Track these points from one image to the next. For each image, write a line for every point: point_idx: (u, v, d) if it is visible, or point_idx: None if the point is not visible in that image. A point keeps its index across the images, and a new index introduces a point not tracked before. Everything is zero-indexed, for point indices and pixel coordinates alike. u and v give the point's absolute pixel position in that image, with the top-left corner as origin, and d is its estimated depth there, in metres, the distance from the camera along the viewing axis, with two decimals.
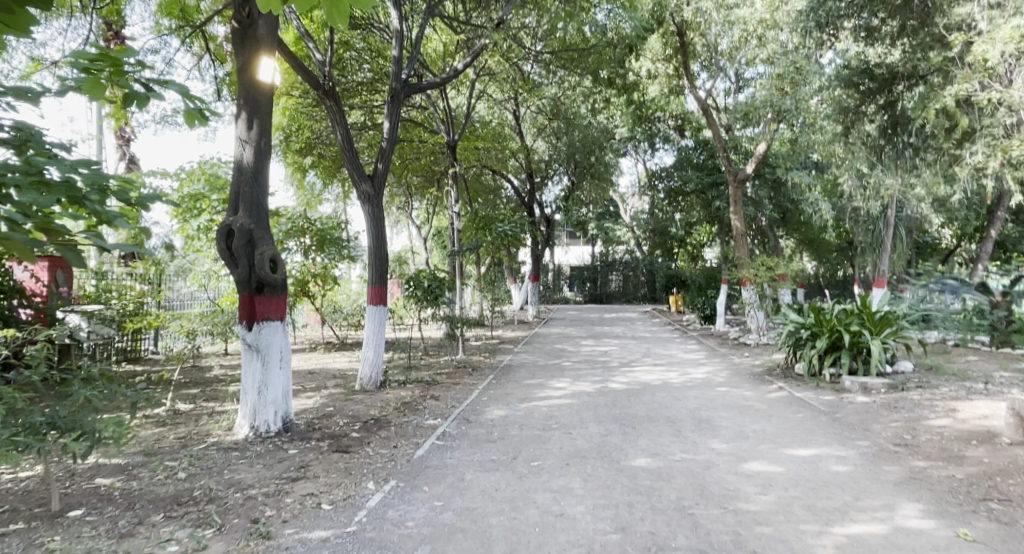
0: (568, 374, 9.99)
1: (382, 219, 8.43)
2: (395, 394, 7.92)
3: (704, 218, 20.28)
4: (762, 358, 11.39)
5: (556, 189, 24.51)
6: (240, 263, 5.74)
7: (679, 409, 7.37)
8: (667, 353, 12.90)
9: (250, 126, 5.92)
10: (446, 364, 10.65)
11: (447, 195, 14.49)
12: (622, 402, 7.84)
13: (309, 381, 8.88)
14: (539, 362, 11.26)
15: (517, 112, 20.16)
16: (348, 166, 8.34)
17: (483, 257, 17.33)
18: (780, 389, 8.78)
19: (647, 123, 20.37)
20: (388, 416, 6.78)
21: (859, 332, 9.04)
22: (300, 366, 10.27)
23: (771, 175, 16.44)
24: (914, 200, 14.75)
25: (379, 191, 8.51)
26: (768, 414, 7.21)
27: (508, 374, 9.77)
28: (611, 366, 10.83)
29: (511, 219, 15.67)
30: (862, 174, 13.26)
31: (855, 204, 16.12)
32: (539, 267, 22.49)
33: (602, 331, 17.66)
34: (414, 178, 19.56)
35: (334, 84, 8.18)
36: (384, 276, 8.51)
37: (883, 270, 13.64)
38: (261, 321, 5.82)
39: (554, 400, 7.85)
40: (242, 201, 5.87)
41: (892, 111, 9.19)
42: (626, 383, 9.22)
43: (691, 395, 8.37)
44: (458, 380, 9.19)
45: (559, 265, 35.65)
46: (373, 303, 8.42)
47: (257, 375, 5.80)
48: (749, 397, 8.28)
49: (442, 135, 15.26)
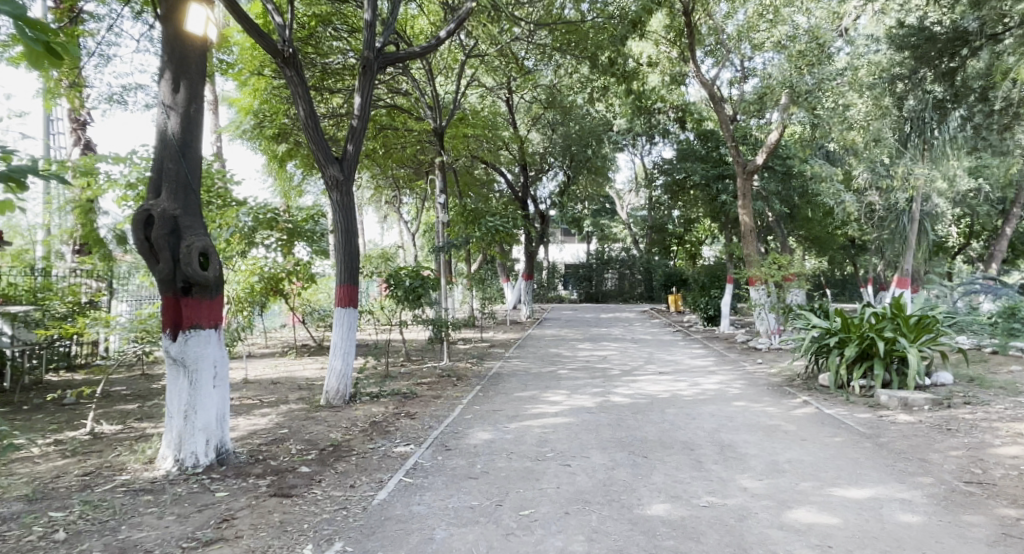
0: (565, 385, 8.91)
1: (352, 208, 7.34)
2: (365, 411, 6.83)
3: (707, 214, 19.16)
4: (779, 367, 10.32)
5: (551, 184, 23.38)
6: (161, 257, 4.63)
7: (696, 431, 6.30)
8: (672, 359, 11.83)
9: (176, 89, 4.81)
10: (428, 372, 9.52)
11: (435, 186, 13.31)
12: (627, 421, 6.75)
13: (268, 394, 7.74)
14: (533, 369, 10.16)
15: (511, 101, 19.02)
16: (312, 147, 7.22)
17: (473, 253, 16.21)
18: (805, 404, 7.73)
19: (646, 115, 19.30)
20: (351, 441, 5.68)
21: (893, 339, 8.00)
22: (264, 374, 9.12)
23: (780, 167, 15.37)
24: (936, 193, 13.70)
25: (349, 175, 7.41)
26: (802, 438, 6.14)
27: (497, 385, 8.66)
28: (612, 375, 9.75)
29: (502, 213, 14.59)
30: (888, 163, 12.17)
31: (871, 197, 15.09)
32: (533, 264, 21.34)
33: (599, 333, 16.53)
34: (401, 170, 18.42)
35: (295, 51, 7.06)
36: (354, 274, 7.41)
37: (906, 269, 12.58)
38: (187, 329, 4.70)
39: (549, 418, 6.77)
40: (165, 181, 4.75)
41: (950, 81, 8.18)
42: (631, 396, 8.14)
43: (706, 411, 7.30)
44: (440, 392, 8.08)
45: (553, 264, 34.50)
46: (341, 305, 7.32)
47: (183, 396, 4.71)
48: (773, 415, 7.21)
49: (428, 121, 14.10)
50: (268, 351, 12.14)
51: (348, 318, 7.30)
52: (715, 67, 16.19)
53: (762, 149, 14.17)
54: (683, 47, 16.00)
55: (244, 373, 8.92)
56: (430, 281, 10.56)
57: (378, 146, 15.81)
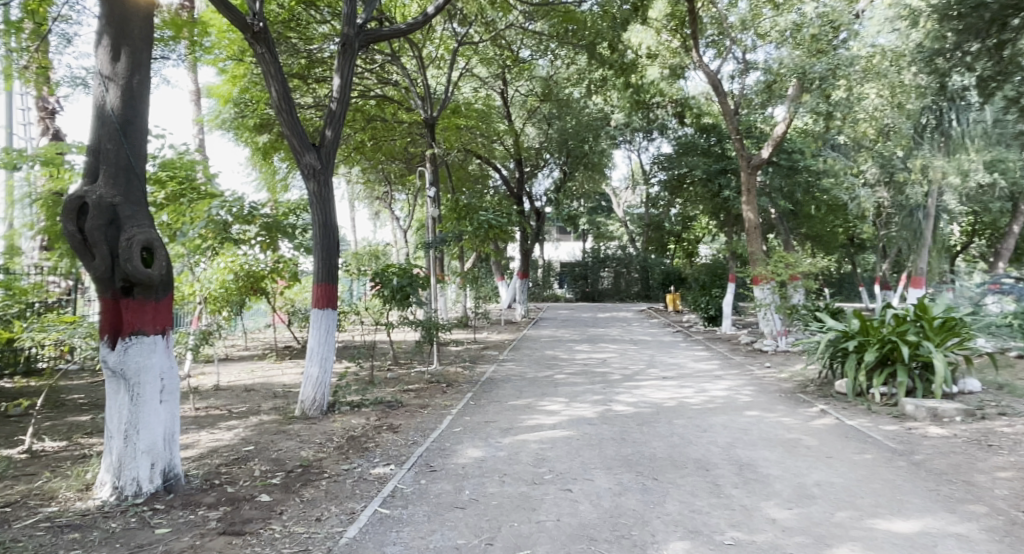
0: (564, 392, 8.29)
1: (329, 200, 6.70)
2: (343, 424, 6.18)
3: (708, 212, 18.56)
4: (789, 372, 9.72)
5: (547, 181, 22.77)
6: (97, 253, 3.98)
7: (709, 447, 5.68)
8: (674, 362, 11.23)
9: (116, 58, 4.15)
10: (416, 378, 8.87)
11: (426, 180, 12.58)
12: (633, 434, 6.13)
13: (239, 403, 7.06)
14: (528, 374, 9.53)
15: (506, 93, 18.38)
16: (286, 132, 6.56)
17: (466, 251, 15.57)
18: (824, 415, 7.14)
19: (644, 110, 18.70)
20: (324, 460, 5.03)
21: (917, 342, 7.46)
22: (239, 379, 8.46)
23: (786, 162, 14.78)
24: (949, 188, 13.13)
25: (327, 164, 6.76)
26: (827, 454, 5.53)
27: (489, 392, 8.02)
28: (613, 380, 9.14)
29: (496, 209, 13.97)
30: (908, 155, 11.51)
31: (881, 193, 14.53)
32: (528, 262, 20.71)
33: (597, 334, 15.89)
34: (392, 164, 17.76)
35: (266, 26, 6.37)
36: (333, 272, 6.77)
37: (920, 267, 11.99)
38: (127, 336, 4.04)
39: (546, 432, 6.13)
40: (102, 165, 4.08)
41: (999, 56, 7.87)
42: (635, 405, 7.52)
43: (718, 423, 6.67)
44: (428, 400, 7.44)
45: (549, 262, 33.92)
46: (318, 307, 6.68)
47: (122, 414, 4.05)
48: (791, 427, 6.60)
49: (419, 112, 13.44)
50: (247, 353, 11.44)
51: (327, 320, 6.67)
52: (717, 58, 15.61)
53: (768, 143, 13.58)
54: (684, 36, 15.40)
55: (216, 379, 8.23)
56: (420, 281, 9.92)
57: (366, 138, 15.09)
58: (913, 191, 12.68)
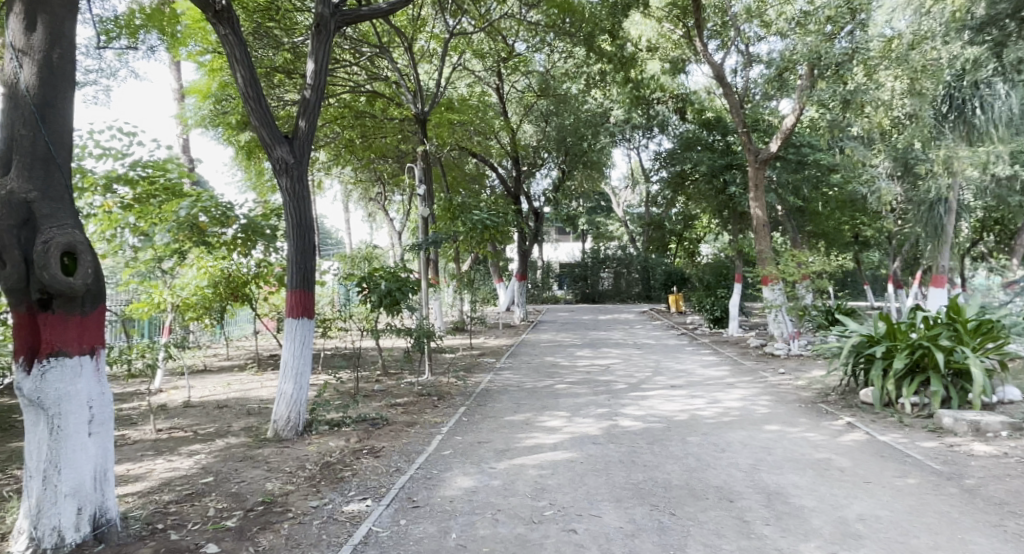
0: (565, 404, 7.65)
1: (304, 199, 6.05)
2: (319, 448, 5.51)
3: (712, 210, 17.89)
4: (807, 379, 9.07)
5: (545, 180, 22.12)
6: (6, 259, 3.32)
7: (731, 472, 5.03)
8: (682, 368, 10.57)
9: (31, 28, 3.51)
10: (405, 390, 8.21)
11: (417, 177, 11.90)
12: (643, 455, 5.48)
13: (207, 423, 6.39)
14: (527, 384, 8.88)
15: (501, 88, 17.73)
16: (255, 122, 5.91)
17: (461, 252, 14.90)
18: (852, 429, 6.50)
19: (645, 105, 18.08)
20: (292, 494, 4.38)
21: (951, 348, 6.83)
22: (213, 394, 7.79)
23: (796, 156, 14.12)
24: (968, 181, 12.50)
25: (301, 158, 6.12)
26: (864, 479, 4.89)
27: (483, 406, 7.36)
28: (617, 390, 8.49)
29: (492, 208, 13.32)
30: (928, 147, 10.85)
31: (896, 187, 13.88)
32: (526, 264, 20.02)
33: (598, 338, 15.21)
34: (384, 162, 17.09)
35: (230, 3, 5.70)
36: (309, 278, 6.12)
37: (941, 265, 11.35)
38: (46, 357, 3.40)
39: (546, 454, 5.47)
40: (14, 153, 3.43)
41: None
42: (643, 420, 6.86)
43: (736, 440, 6.02)
44: (417, 417, 6.77)
45: (548, 263, 33.22)
46: (292, 315, 6.03)
47: (39, 451, 3.40)
48: (818, 444, 5.95)
49: (409, 107, 12.82)
50: (227, 363, 10.75)
51: (304, 327, 6.03)
52: (721, 49, 14.96)
53: (777, 136, 12.98)
54: (687, 26, 14.74)
55: (186, 394, 7.56)
56: (409, 285, 9.27)
57: (354, 135, 14.47)
58: (932, 184, 12.02)
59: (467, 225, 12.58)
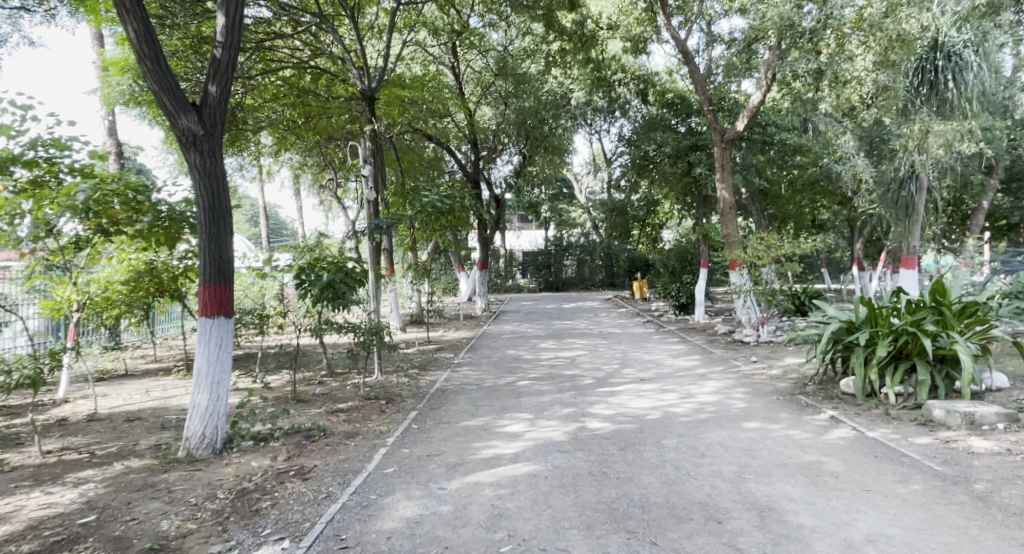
0: (527, 404, 6.96)
1: (216, 178, 5.21)
2: (237, 470, 4.69)
3: (676, 193, 17.38)
4: (782, 368, 8.57)
5: (506, 166, 21.36)
6: None
7: (715, 483, 4.41)
8: (651, 359, 10.00)
9: None
10: (350, 393, 7.40)
11: (358, 153, 10.72)
12: (615, 465, 4.83)
13: (109, 441, 5.50)
14: (486, 382, 8.17)
15: (457, 67, 16.85)
16: (153, 85, 5.01)
17: (415, 240, 14.04)
18: (837, 423, 5.98)
19: (606, 87, 17.47)
20: (191, 536, 3.58)
21: (937, 333, 6.36)
22: (126, 404, 6.86)
23: (762, 137, 13.73)
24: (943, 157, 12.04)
25: (213, 129, 5.25)
26: (862, 487, 4.32)
27: (436, 410, 6.62)
28: (583, 386, 7.85)
29: (447, 192, 12.50)
30: (900, 122, 10.46)
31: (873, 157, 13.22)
32: (487, 252, 19.24)
33: (562, 328, 14.57)
34: (332, 146, 16.05)
35: None
36: (226, 270, 5.29)
37: (913, 246, 10.99)
38: None
39: (505, 467, 4.77)
40: None
41: None
42: (612, 420, 6.21)
43: (716, 442, 5.42)
44: (359, 426, 5.98)
45: (511, 251, 32.44)
46: (206, 315, 5.19)
47: None
48: (804, 443, 5.39)
49: (356, 83, 11.90)
50: (154, 367, 9.73)
51: (223, 327, 5.24)
52: (684, 26, 14.38)
53: (744, 114, 12.49)
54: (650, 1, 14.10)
55: (93, 406, 6.62)
56: (355, 276, 8.43)
57: (297, 114, 13.47)
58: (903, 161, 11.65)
59: (419, 208, 11.70)
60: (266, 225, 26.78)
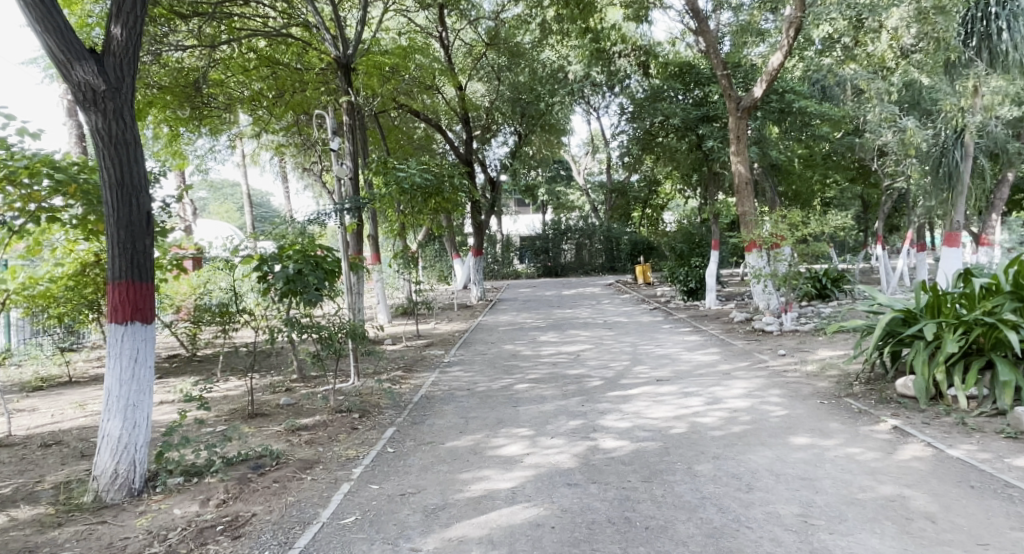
0: (526, 414, 5.85)
1: (124, 144, 4.10)
2: (151, 523, 3.62)
3: (683, 170, 16.21)
4: (818, 363, 7.48)
5: (501, 146, 20.15)
6: None
7: (775, 536, 3.33)
8: (664, 353, 8.91)
9: None
10: (318, 404, 6.31)
11: (329, 125, 9.47)
12: (641, 505, 3.75)
13: (7, 477, 4.43)
14: (478, 386, 7.08)
15: (445, 37, 15.56)
16: (34, 26, 3.87)
17: (402, 224, 12.87)
18: (904, 436, 4.91)
19: (605, 58, 16.24)
20: None
21: (1020, 325, 5.24)
22: (50, 423, 5.77)
23: (778, 106, 12.82)
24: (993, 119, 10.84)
25: (118, 82, 4.11)
26: (976, 540, 3.24)
27: (418, 426, 5.52)
28: (590, 390, 6.75)
29: (436, 171, 11.34)
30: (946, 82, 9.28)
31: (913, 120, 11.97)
32: (481, 238, 18.08)
33: (563, 317, 13.45)
34: (312, 124, 14.82)
35: None
36: (144, 261, 4.17)
37: (956, 221, 9.92)
38: None
39: (499, 512, 3.69)
40: None
41: None
42: (629, 437, 5.12)
43: (763, 467, 4.33)
44: (324, 451, 4.89)
45: (508, 236, 31.17)
46: (117, 321, 4.10)
47: None
48: (873, 468, 4.31)
49: (329, 50, 10.75)
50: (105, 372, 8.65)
51: (140, 334, 4.15)
52: None
53: (761, 79, 11.36)
54: None
55: (6, 426, 5.53)
56: (325, 267, 7.30)
57: (269, 89, 12.24)
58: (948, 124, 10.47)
59: (394, 182, 10.40)
60: (251, 212, 25.55)
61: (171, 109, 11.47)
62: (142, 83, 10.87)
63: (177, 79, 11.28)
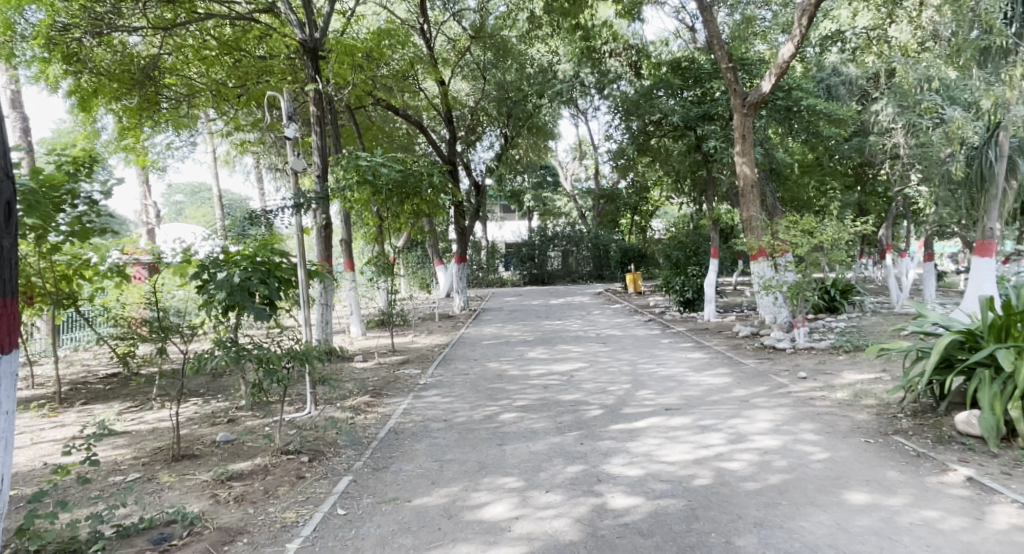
0: (514, 457, 4.79)
1: None
2: None
3: (681, 173, 15.27)
4: (849, 390, 6.50)
5: (486, 148, 19.12)
6: None
7: None
8: (668, 374, 7.90)
9: None
10: (261, 442, 5.19)
11: (285, 110, 8.00)
12: None
13: None
14: (456, 417, 6.01)
15: (427, 29, 14.50)
16: None
17: (377, 228, 11.76)
18: (986, 492, 3.93)
19: (597, 53, 15.26)
20: None
21: None
22: None
23: (785, 102, 11.90)
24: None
25: None
26: None
27: (381, 474, 4.45)
28: (588, 423, 5.70)
29: (413, 168, 10.24)
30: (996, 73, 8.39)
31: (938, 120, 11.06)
32: (465, 245, 17.01)
33: (552, 330, 12.42)
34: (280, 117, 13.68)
35: None
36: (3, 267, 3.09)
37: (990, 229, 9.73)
38: None
39: None
40: None
41: None
42: (643, 492, 4.07)
43: (824, 543, 3.32)
44: (255, 514, 3.80)
45: (493, 242, 30.09)
46: None
47: None
48: (966, 543, 3.31)
49: (295, 33, 9.66)
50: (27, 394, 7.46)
51: None
52: None
53: (771, 71, 10.42)
54: None
55: None
56: (279, 275, 6.08)
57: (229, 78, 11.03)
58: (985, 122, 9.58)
59: (359, 176, 9.26)
60: (221, 215, 24.22)
61: (119, 97, 10.42)
62: (83, 68, 9.63)
63: (123, 64, 10.18)
